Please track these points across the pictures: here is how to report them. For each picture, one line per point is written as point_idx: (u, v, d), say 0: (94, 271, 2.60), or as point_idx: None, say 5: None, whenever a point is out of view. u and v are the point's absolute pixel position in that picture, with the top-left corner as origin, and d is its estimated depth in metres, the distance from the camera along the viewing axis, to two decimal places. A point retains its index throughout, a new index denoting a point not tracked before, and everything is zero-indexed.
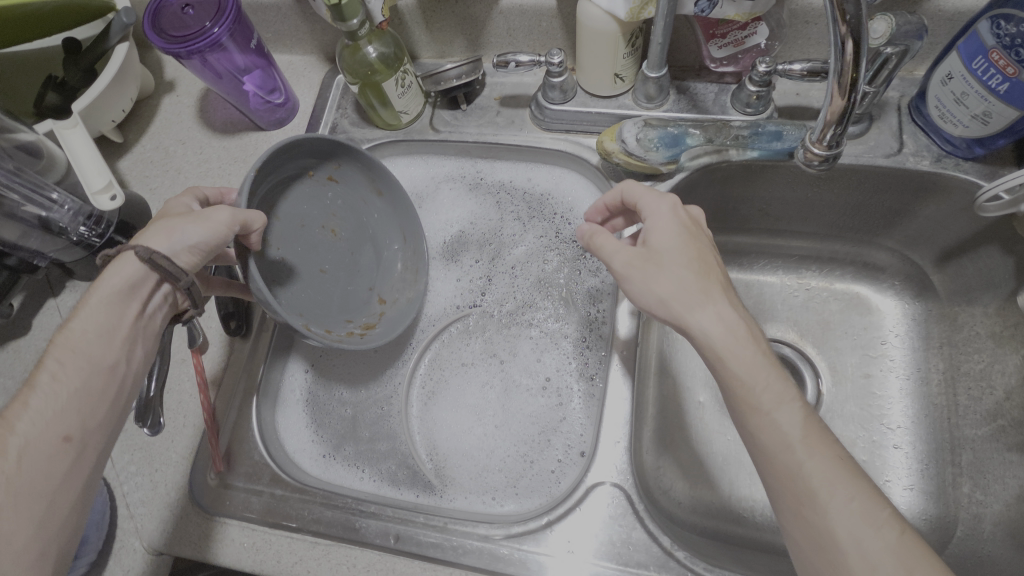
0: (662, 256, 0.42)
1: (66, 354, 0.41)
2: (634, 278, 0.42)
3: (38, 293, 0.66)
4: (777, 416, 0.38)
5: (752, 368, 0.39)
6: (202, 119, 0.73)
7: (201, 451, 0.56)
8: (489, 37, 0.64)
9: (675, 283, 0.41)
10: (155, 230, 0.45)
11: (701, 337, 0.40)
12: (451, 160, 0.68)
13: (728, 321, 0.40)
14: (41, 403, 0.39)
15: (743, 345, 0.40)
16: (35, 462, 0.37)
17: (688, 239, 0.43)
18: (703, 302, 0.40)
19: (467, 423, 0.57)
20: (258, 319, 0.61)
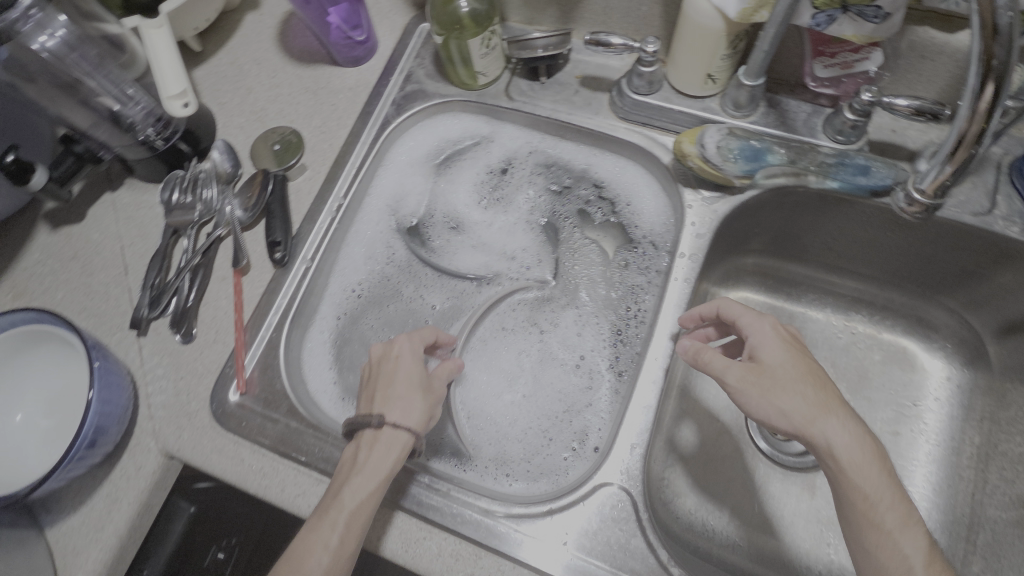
0: (777, 372, 0.44)
1: (359, 476, 0.45)
2: (751, 394, 0.44)
3: (97, 184, 0.67)
4: (900, 539, 0.39)
5: (875, 486, 0.40)
6: (281, 42, 0.72)
7: (226, 369, 0.58)
8: (584, 11, 0.62)
9: (796, 397, 0.43)
10: (408, 398, 0.48)
11: (827, 450, 0.42)
12: (520, 130, 0.67)
13: (851, 434, 0.42)
14: (331, 558, 0.42)
15: (868, 459, 0.41)
16: (333, 566, 0.42)
17: (798, 357, 0.45)
18: (824, 413, 0.42)
19: (498, 387, 0.58)
20: (302, 251, 0.62)
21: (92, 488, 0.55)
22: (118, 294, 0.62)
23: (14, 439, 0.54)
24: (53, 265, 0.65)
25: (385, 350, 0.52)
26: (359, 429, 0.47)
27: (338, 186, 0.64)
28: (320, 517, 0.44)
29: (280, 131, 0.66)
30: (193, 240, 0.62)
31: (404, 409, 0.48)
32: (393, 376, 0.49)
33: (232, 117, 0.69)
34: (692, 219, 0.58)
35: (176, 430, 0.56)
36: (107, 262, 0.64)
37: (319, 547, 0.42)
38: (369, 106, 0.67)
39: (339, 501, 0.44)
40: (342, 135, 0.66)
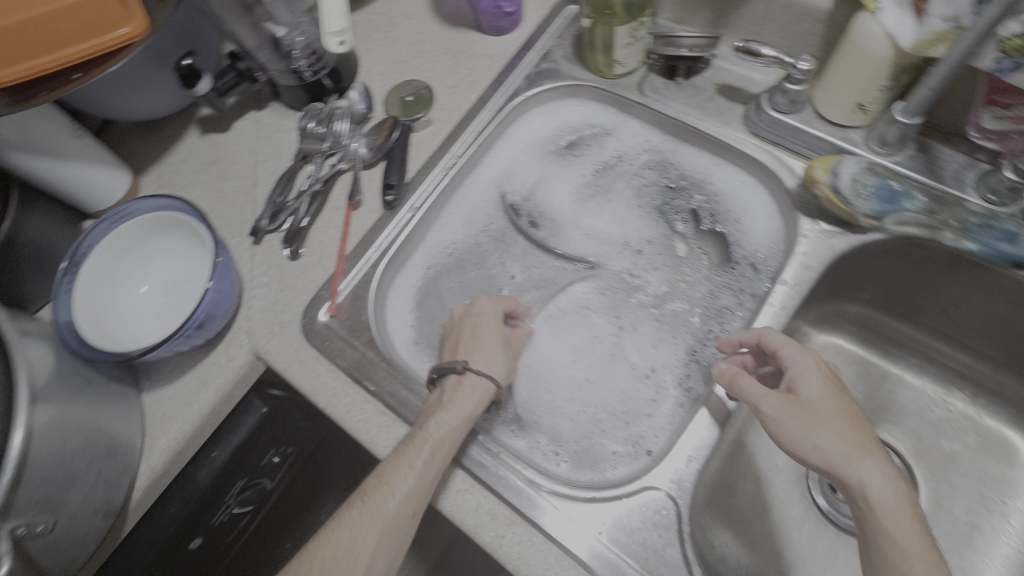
0: (815, 406, 0.44)
1: (448, 411, 0.49)
2: (787, 423, 0.43)
3: (247, 102, 0.74)
4: None
5: (911, 534, 0.37)
6: (433, 2, 0.75)
7: (322, 291, 0.62)
8: (738, 19, 0.60)
9: (834, 433, 0.42)
10: (487, 352, 0.53)
11: (861, 492, 0.40)
12: (644, 129, 0.67)
13: (888, 479, 0.40)
14: (414, 480, 0.46)
15: (905, 507, 0.39)
16: (417, 485, 0.45)
17: (838, 396, 0.45)
18: (861, 453, 0.41)
19: (563, 363, 0.58)
20: (410, 196, 0.64)
21: (188, 367, 0.61)
22: (244, 203, 0.68)
23: (138, 309, 0.62)
24: (196, 166, 0.72)
25: (468, 308, 0.57)
26: (444, 372, 0.52)
27: (456, 145, 0.66)
28: (406, 442, 0.48)
29: (416, 84, 0.70)
30: (318, 168, 0.67)
31: (488, 359, 0.53)
32: (477, 331, 0.55)
33: (374, 64, 0.73)
34: (803, 248, 0.55)
35: (267, 334, 0.61)
36: (241, 173, 0.70)
37: (405, 465, 0.46)
38: (502, 76, 0.69)
39: (426, 429, 0.48)
40: (471, 99, 0.69)
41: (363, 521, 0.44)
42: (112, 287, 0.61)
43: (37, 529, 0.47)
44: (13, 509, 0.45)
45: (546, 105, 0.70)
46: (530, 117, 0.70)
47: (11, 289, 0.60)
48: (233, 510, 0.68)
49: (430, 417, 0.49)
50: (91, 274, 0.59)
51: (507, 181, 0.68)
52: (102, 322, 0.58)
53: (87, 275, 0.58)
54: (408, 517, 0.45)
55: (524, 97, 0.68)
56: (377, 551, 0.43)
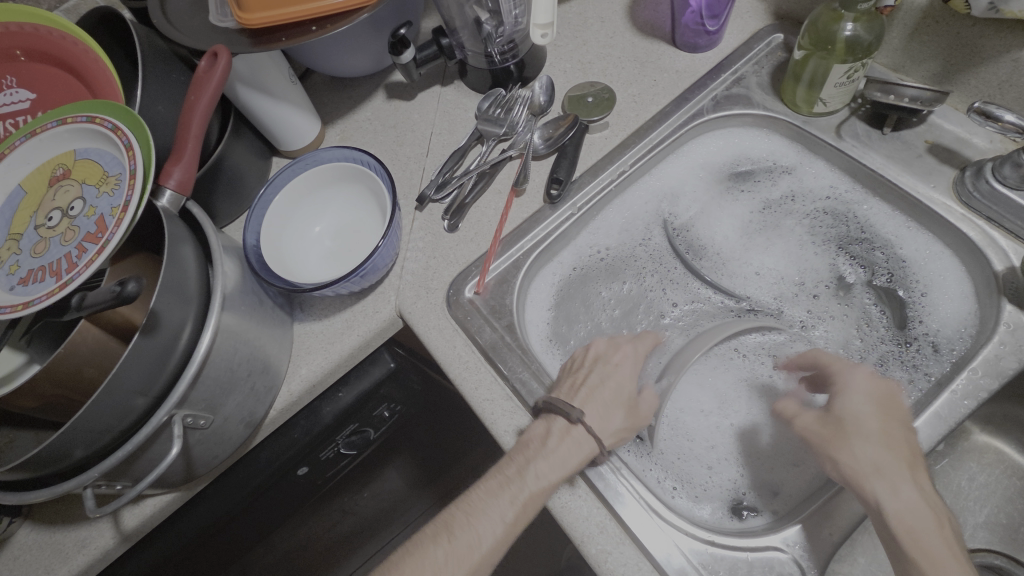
0: (847, 426, 0.46)
1: (547, 457, 0.48)
2: (814, 441, 0.47)
3: (434, 76, 0.78)
4: None
5: (927, 552, 0.39)
6: (630, 9, 0.75)
7: (471, 268, 0.64)
8: (974, 77, 0.55)
9: (858, 452, 0.44)
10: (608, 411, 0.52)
11: (877, 509, 0.42)
12: (832, 174, 0.63)
13: (906, 499, 0.42)
14: (502, 529, 0.46)
15: (927, 526, 0.41)
16: (504, 533, 0.46)
17: (879, 415, 0.46)
18: (880, 473, 0.43)
19: (709, 406, 0.58)
20: (574, 194, 0.65)
21: (337, 309, 0.66)
22: (414, 169, 0.72)
23: (308, 244, 0.67)
24: (376, 127, 0.77)
25: (603, 351, 0.56)
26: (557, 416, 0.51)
27: (629, 153, 0.66)
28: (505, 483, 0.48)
29: (598, 86, 0.70)
30: (490, 150, 0.69)
31: (605, 417, 0.52)
32: (601, 384, 0.54)
33: (561, 60, 0.74)
34: (1001, 337, 0.50)
35: (414, 296, 0.64)
36: (416, 141, 0.74)
37: (498, 510, 0.46)
38: (689, 92, 0.67)
39: (523, 476, 0.48)
40: (652, 110, 0.68)
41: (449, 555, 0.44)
42: (295, 224, 0.67)
43: (200, 422, 0.52)
44: (187, 401, 0.51)
45: (731, 131, 0.68)
46: (710, 140, 0.68)
47: (206, 205, 0.67)
48: (340, 449, 0.73)
49: (532, 462, 0.48)
50: (280, 208, 0.65)
51: (674, 202, 0.67)
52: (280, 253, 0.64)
53: (276, 208, 0.64)
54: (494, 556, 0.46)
55: (710, 119, 0.66)
56: None
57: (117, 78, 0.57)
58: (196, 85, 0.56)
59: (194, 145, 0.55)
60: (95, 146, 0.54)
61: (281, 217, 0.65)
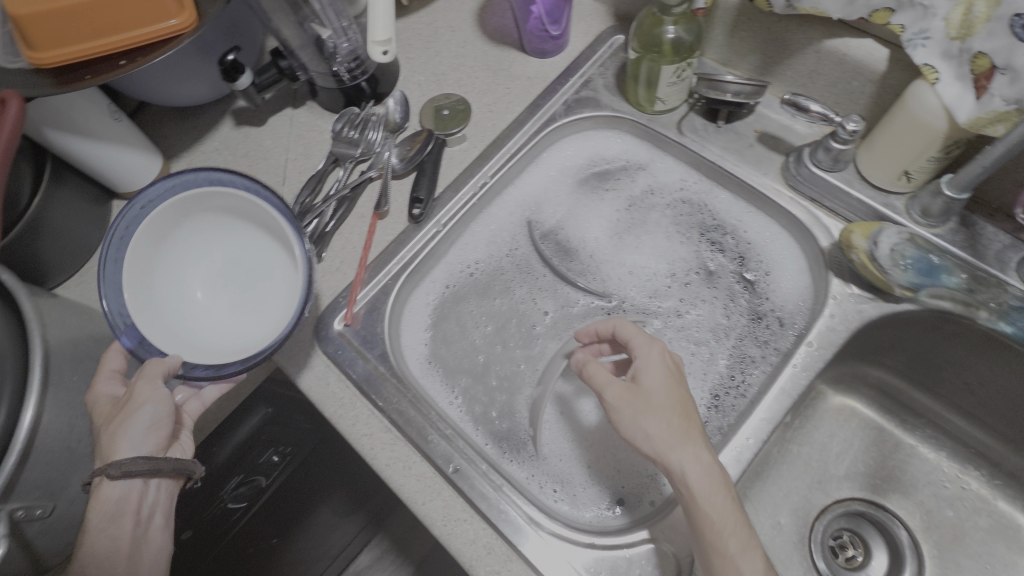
0: (651, 396, 0.44)
1: (94, 522, 0.46)
2: (625, 416, 0.44)
3: (283, 98, 0.73)
4: (740, 562, 0.40)
5: (723, 512, 0.41)
6: (479, 17, 0.75)
7: (338, 300, 0.61)
8: (787, 69, 0.59)
9: (663, 425, 0.43)
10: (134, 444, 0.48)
11: (681, 478, 0.42)
12: (680, 168, 0.66)
13: (705, 463, 0.42)
14: None
15: (716, 484, 0.42)
16: None
17: (673, 383, 0.46)
18: (682, 441, 0.42)
19: (587, 405, 0.58)
20: (437, 213, 0.64)
21: None
22: None
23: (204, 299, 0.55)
24: (227, 157, 0.72)
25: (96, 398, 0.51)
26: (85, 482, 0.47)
27: (488, 165, 0.66)
28: None
29: (452, 98, 0.69)
30: (348, 174, 0.66)
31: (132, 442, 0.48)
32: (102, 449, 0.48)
33: (414, 74, 0.73)
34: (831, 310, 0.54)
35: None
36: (271, 169, 0.70)
37: None
38: (540, 99, 0.68)
39: (89, 567, 0.45)
40: (507, 119, 0.68)
41: None
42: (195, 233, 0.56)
43: (36, 512, 0.47)
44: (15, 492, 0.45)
45: (581, 131, 0.69)
46: (564, 143, 0.69)
47: (28, 264, 0.60)
48: (228, 504, 0.69)
49: (78, 551, 0.46)
50: (149, 255, 0.53)
51: (538, 207, 0.67)
52: (173, 332, 0.53)
53: (137, 293, 0.52)
54: None
55: (560, 123, 0.67)
56: None
57: None
58: None
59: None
60: None
61: (163, 240, 0.54)
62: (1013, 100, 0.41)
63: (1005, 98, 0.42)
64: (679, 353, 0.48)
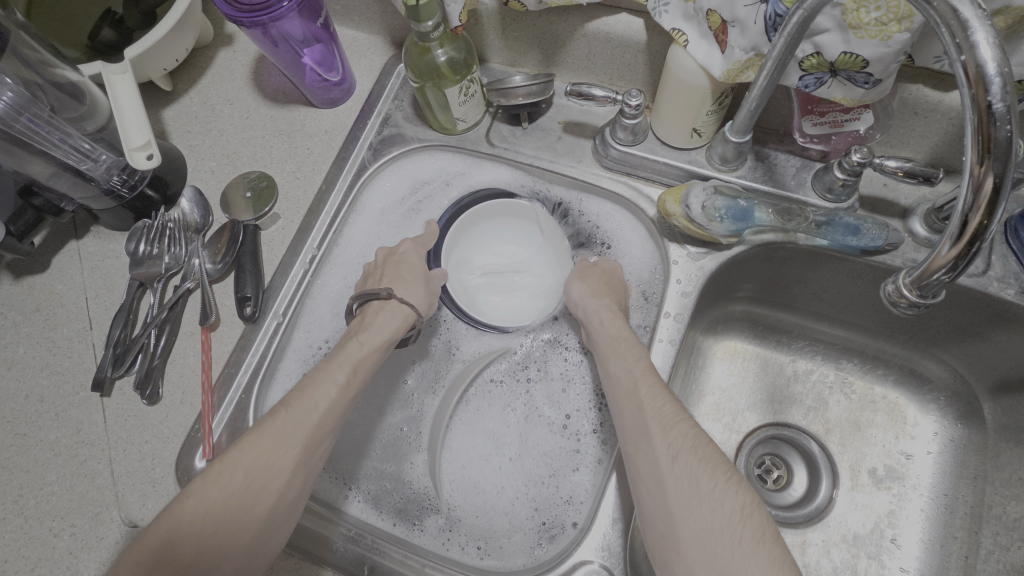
0: (593, 270, 0.56)
1: (374, 334, 0.51)
2: (575, 280, 0.55)
3: (61, 233, 0.64)
4: (629, 359, 0.47)
5: (618, 329, 0.50)
6: (255, 82, 0.69)
7: (194, 434, 0.55)
8: (567, 57, 0.59)
9: (589, 285, 0.54)
10: (420, 297, 0.54)
11: (590, 317, 0.52)
12: (503, 171, 0.64)
13: (602, 306, 0.51)
14: (335, 398, 0.46)
15: (610, 318, 0.51)
16: (321, 423, 0.45)
17: (607, 267, 0.56)
18: (597, 291, 0.53)
19: (485, 451, 0.55)
20: (273, 306, 0.59)
21: (54, 562, 0.53)
22: (82, 350, 0.60)
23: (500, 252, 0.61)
24: (14, 319, 0.62)
25: (390, 252, 0.57)
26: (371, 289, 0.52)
27: (311, 237, 0.62)
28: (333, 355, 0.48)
29: (251, 176, 0.64)
30: (160, 295, 0.59)
31: (417, 302, 0.54)
32: (401, 267, 0.55)
33: (203, 161, 0.66)
34: (677, 275, 0.56)
35: (140, 498, 0.54)
36: (71, 316, 0.61)
37: (328, 380, 0.46)
38: (344, 151, 0.65)
39: (357, 356, 0.49)
40: (318, 182, 0.64)
41: (291, 474, 0.43)
42: (539, 276, 0.60)
43: None
44: None
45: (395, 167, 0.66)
46: (383, 184, 0.65)
47: None
48: None
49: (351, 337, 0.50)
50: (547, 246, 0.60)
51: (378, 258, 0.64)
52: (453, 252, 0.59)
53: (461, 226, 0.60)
54: (295, 482, 0.43)
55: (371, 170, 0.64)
56: (286, 481, 0.42)
57: None
58: None
59: None
60: None
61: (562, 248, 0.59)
62: (750, 48, 0.43)
63: (743, 48, 0.44)
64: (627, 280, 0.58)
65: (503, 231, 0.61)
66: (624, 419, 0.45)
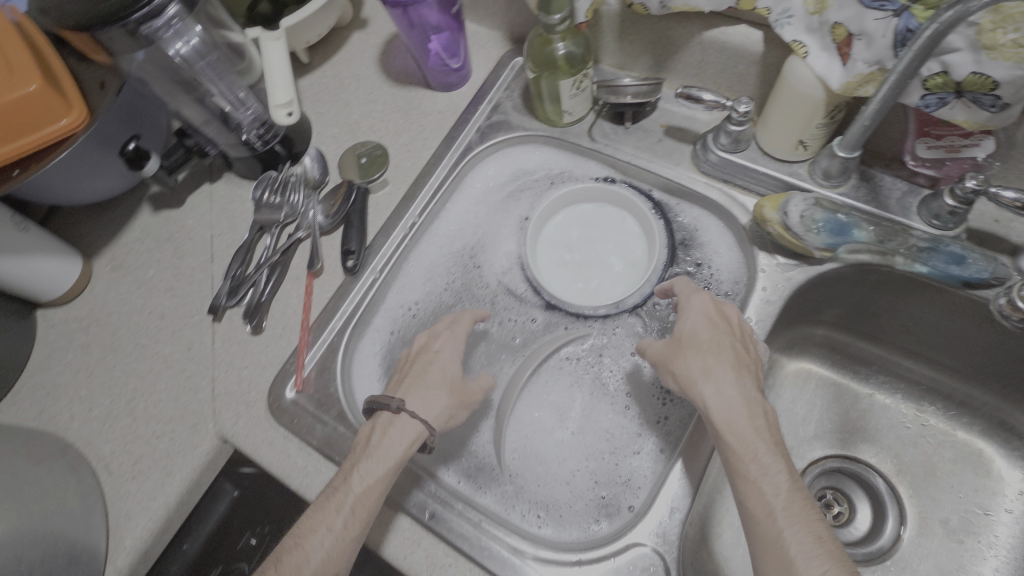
0: (690, 341, 0.49)
1: (378, 453, 0.48)
2: (672, 358, 0.49)
3: (199, 175, 0.72)
4: (762, 482, 0.41)
5: (741, 441, 0.43)
6: (381, 62, 0.76)
7: (287, 367, 0.60)
8: (678, 63, 0.62)
9: (694, 363, 0.47)
10: (430, 397, 0.51)
11: (704, 409, 0.45)
12: (599, 167, 0.67)
13: (726, 395, 0.45)
14: (332, 544, 0.44)
15: (736, 418, 0.44)
16: (324, 561, 0.43)
17: (714, 328, 0.49)
18: (704, 376, 0.46)
19: (549, 423, 0.57)
20: (372, 262, 0.64)
21: (153, 460, 0.59)
22: (202, 278, 0.67)
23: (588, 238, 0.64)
24: (150, 244, 0.70)
25: (427, 342, 0.56)
26: (369, 400, 0.50)
27: (414, 205, 0.66)
28: (337, 483, 0.47)
29: (367, 145, 0.69)
30: (276, 239, 0.65)
31: (427, 401, 0.51)
32: (429, 368, 0.53)
33: (327, 127, 0.73)
34: (763, 283, 0.56)
35: (234, 416, 0.60)
36: (197, 249, 0.69)
37: (323, 526, 0.45)
38: (454, 131, 0.69)
39: (354, 490, 0.47)
40: (426, 156, 0.69)
41: None
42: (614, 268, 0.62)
43: None
44: None
45: (498, 152, 0.70)
46: (484, 167, 0.70)
47: None
48: None
49: (354, 465, 0.48)
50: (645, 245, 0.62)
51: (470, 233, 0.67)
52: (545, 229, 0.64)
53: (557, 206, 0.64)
54: None
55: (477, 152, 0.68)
56: None
57: None
58: None
59: None
60: None
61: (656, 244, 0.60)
62: (874, 61, 0.44)
63: (866, 61, 0.45)
64: (726, 302, 0.51)
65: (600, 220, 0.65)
66: (760, 560, 0.40)
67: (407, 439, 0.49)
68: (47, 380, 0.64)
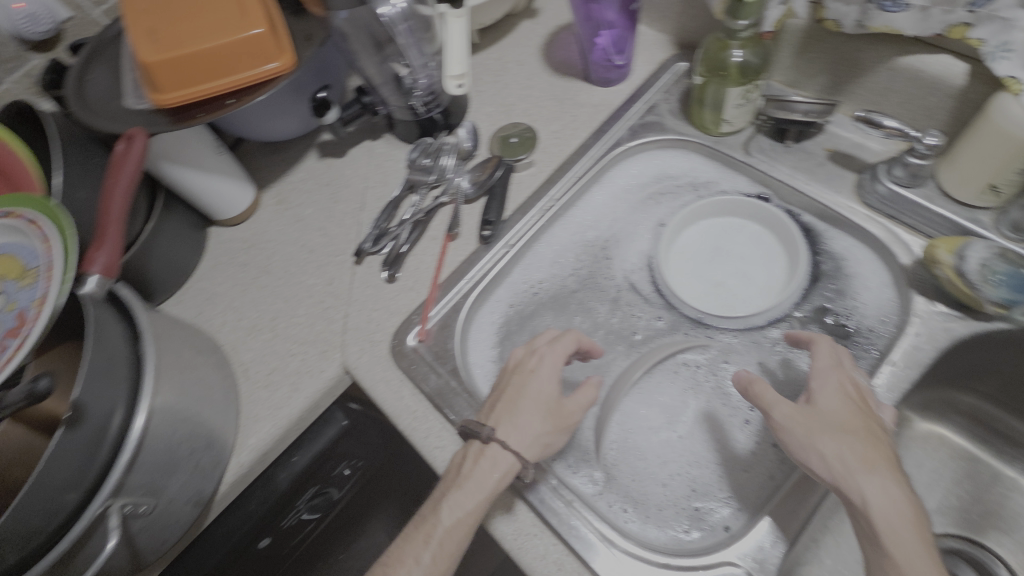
0: (835, 424, 0.44)
1: (466, 486, 0.48)
2: (815, 439, 0.43)
3: (363, 131, 0.79)
4: None
5: (912, 552, 0.38)
6: (544, 52, 0.79)
7: (412, 317, 0.64)
8: (858, 87, 0.59)
9: (845, 450, 0.42)
10: (524, 423, 0.50)
11: (863, 507, 0.40)
12: (748, 183, 0.66)
13: (893, 495, 0.40)
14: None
15: (904, 525, 0.39)
16: None
17: (858, 412, 0.45)
18: (866, 469, 0.41)
19: (656, 423, 0.57)
20: (506, 235, 0.66)
21: (282, 375, 0.65)
22: (351, 223, 0.73)
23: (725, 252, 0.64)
24: (311, 186, 0.77)
25: (523, 359, 0.55)
26: (462, 427, 0.51)
27: (555, 189, 0.68)
28: (430, 512, 0.48)
29: (520, 126, 0.73)
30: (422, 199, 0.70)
31: (521, 429, 0.50)
32: (523, 391, 0.52)
33: (484, 105, 0.77)
34: (916, 327, 0.53)
35: (359, 351, 0.64)
36: (351, 197, 0.75)
37: (411, 559, 0.45)
38: (605, 125, 0.70)
39: (443, 524, 0.47)
40: (574, 145, 0.71)
41: None
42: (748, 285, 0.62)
43: (140, 509, 0.49)
44: (124, 489, 0.47)
45: (645, 153, 0.70)
46: (628, 165, 0.71)
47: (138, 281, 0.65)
48: (302, 515, 0.71)
49: (443, 499, 0.48)
50: (787, 270, 0.61)
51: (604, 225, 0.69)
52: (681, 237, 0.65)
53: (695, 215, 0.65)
54: None
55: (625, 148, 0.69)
56: None
57: (35, 169, 0.54)
58: (113, 169, 0.52)
59: (118, 228, 0.50)
60: (12, 241, 0.49)
61: (799, 270, 0.59)
62: None
63: None
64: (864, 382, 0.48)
65: (740, 235, 0.64)
66: None
67: (499, 470, 0.48)
68: (207, 287, 0.72)
